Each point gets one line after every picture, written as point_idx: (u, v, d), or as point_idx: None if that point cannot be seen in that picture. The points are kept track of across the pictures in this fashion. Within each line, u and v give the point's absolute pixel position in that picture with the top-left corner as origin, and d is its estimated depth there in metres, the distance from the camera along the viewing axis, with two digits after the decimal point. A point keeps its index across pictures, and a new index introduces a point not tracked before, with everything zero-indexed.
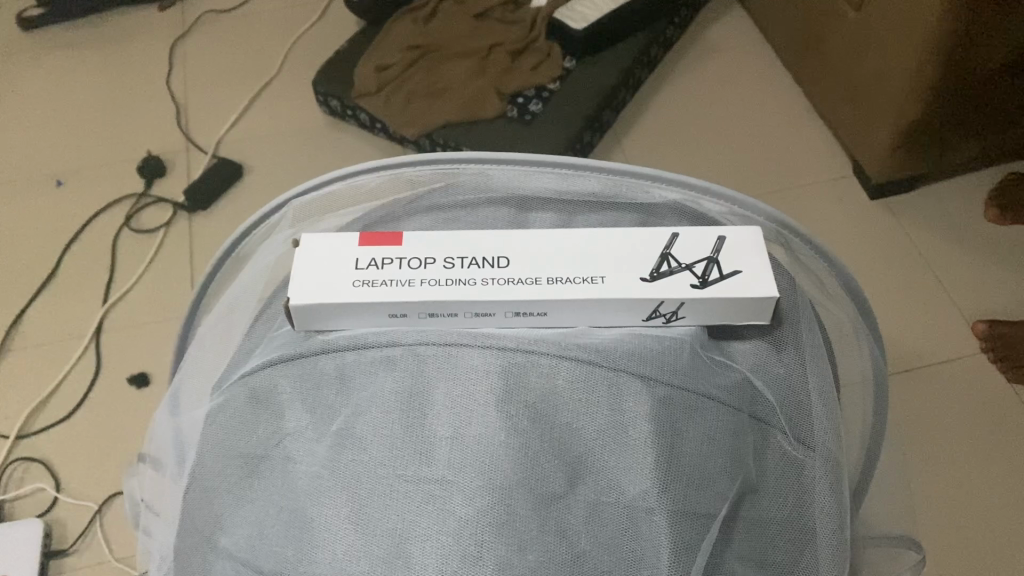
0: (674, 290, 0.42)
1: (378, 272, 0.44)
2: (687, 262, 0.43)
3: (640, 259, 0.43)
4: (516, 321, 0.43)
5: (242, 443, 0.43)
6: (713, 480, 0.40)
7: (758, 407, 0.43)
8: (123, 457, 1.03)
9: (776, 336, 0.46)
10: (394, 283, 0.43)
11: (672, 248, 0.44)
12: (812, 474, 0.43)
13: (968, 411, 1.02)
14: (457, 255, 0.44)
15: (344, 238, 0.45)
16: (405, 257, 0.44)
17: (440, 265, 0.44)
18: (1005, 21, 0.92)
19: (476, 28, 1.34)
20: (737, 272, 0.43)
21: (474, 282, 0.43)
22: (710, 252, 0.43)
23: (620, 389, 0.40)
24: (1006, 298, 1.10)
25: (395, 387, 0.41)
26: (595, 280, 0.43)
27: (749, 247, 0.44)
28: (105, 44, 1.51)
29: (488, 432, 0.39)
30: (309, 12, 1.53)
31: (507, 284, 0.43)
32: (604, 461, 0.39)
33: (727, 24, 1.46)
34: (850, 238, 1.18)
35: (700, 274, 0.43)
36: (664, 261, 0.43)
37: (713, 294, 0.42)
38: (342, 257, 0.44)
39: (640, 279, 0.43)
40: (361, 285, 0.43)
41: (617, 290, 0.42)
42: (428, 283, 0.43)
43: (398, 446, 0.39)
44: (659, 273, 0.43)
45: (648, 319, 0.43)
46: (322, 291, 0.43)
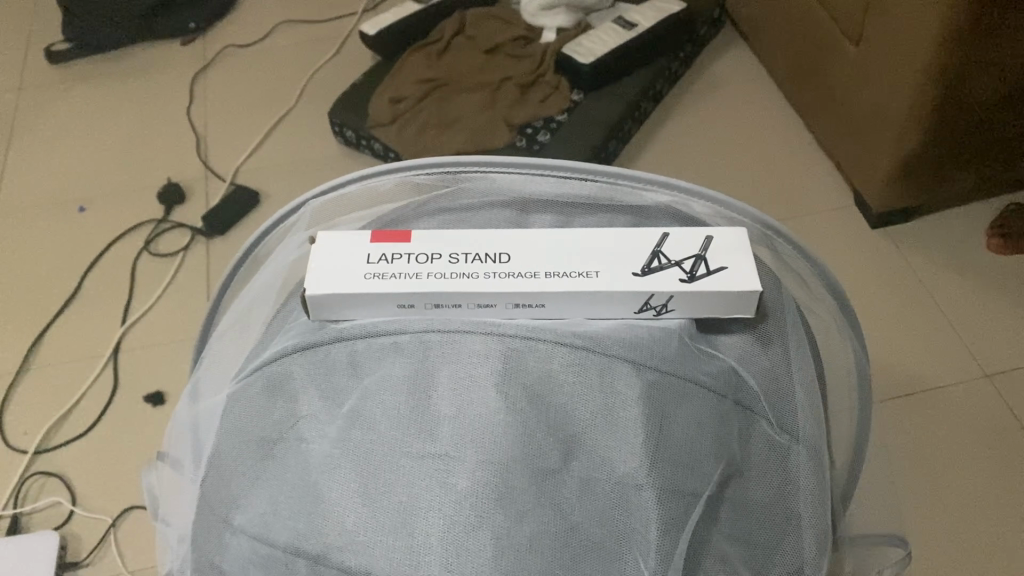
0: (665, 285, 0.45)
1: (386, 264, 0.47)
2: (675, 259, 0.46)
3: (633, 257, 0.46)
4: (517, 312, 0.46)
5: (258, 427, 0.46)
6: (699, 461, 0.42)
7: (741, 394, 0.46)
8: (138, 473, 1.05)
9: (763, 330, 0.49)
10: (403, 275, 0.46)
11: (662, 246, 0.47)
12: (795, 459, 0.46)
13: (964, 434, 1.04)
14: (463, 251, 0.47)
15: (355, 234, 0.48)
16: (413, 253, 0.47)
17: (446, 259, 0.47)
18: (1000, 54, 0.96)
19: (487, 62, 1.40)
20: (723, 269, 0.46)
21: (478, 275, 0.46)
22: (698, 250, 0.46)
23: (611, 374, 0.43)
24: (1001, 323, 1.12)
25: (402, 370, 0.43)
26: (590, 274, 0.46)
27: (736, 246, 0.47)
28: (126, 76, 1.57)
29: (489, 412, 0.42)
30: (326, 47, 1.59)
31: (507, 277, 0.46)
32: (595, 441, 0.41)
33: (731, 57, 1.51)
34: (847, 264, 1.21)
35: (689, 270, 0.46)
36: (655, 258, 0.46)
37: (701, 287, 0.45)
38: (352, 252, 0.47)
39: (633, 273, 0.46)
40: (371, 277, 0.46)
41: (613, 282, 0.45)
42: (434, 276, 0.46)
43: (403, 425, 0.42)
44: (650, 268, 0.46)
45: (639, 312, 0.46)
46: (335, 283, 0.46)
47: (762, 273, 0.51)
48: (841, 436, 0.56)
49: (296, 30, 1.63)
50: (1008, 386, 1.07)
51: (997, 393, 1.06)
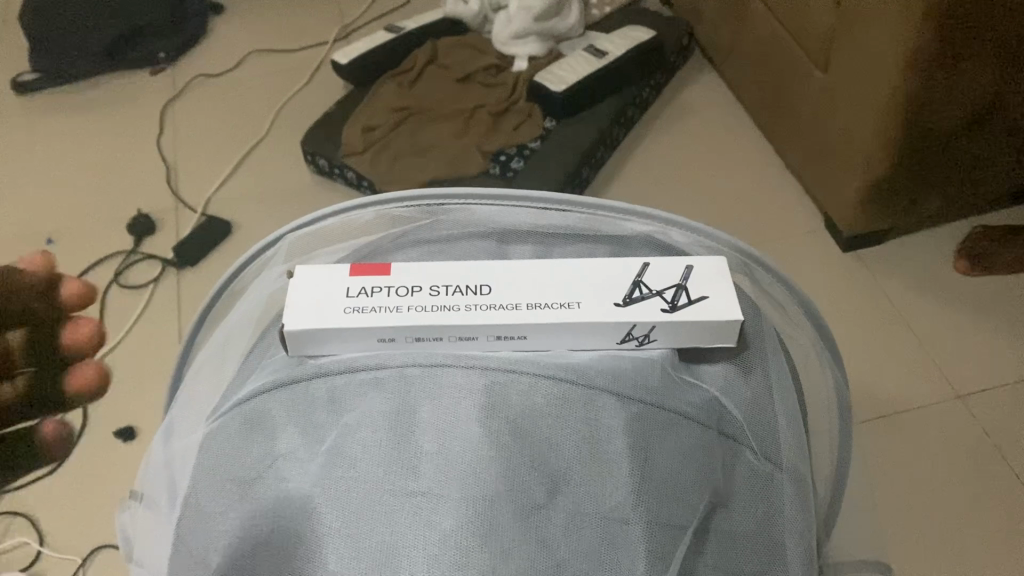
0: (647, 315, 0.45)
1: (365, 298, 0.46)
2: (657, 289, 0.46)
3: (614, 288, 0.46)
4: (498, 344, 0.46)
5: (235, 466, 0.45)
6: (685, 493, 0.42)
7: (725, 424, 0.45)
8: (109, 510, 1.03)
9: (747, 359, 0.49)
10: (382, 309, 0.46)
11: (644, 275, 0.47)
12: (778, 487, 0.46)
13: (939, 455, 1.04)
14: (442, 284, 0.47)
15: (334, 268, 0.48)
16: (393, 286, 0.47)
17: (427, 292, 0.47)
18: (963, 78, 0.98)
19: (459, 90, 1.41)
20: (703, 298, 0.46)
21: (460, 308, 0.46)
22: (679, 280, 0.47)
23: (595, 407, 0.43)
24: (971, 343, 1.14)
25: (383, 406, 0.43)
26: (572, 305, 0.46)
27: (717, 275, 0.47)
28: (94, 107, 1.55)
29: (472, 447, 0.41)
30: (299, 75, 1.59)
31: (488, 309, 0.46)
32: (580, 475, 0.41)
33: (701, 84, 1.53)
34: (820, 287, 1.22)
35: (670, 300, 0.46)
36: (637, 287, 0.46)
37: (682, 317, 0.45)
38: (330, 286, 0.47)
39: (615, 304, 0.46)
40: (349, 312, 0.46)
41: (597, 313, 0.45)
42: (415, 309, 0.46)
43: (385, 463, 0.41)
44: (632, 298, 0.46)
45: (622, 342, 0.46)
46: (314, 318, 0.46)
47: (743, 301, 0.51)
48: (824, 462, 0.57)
49: (267, 59, 1.63)
50: (979, 406, 1.08)
51: (970, 414, 1.08)
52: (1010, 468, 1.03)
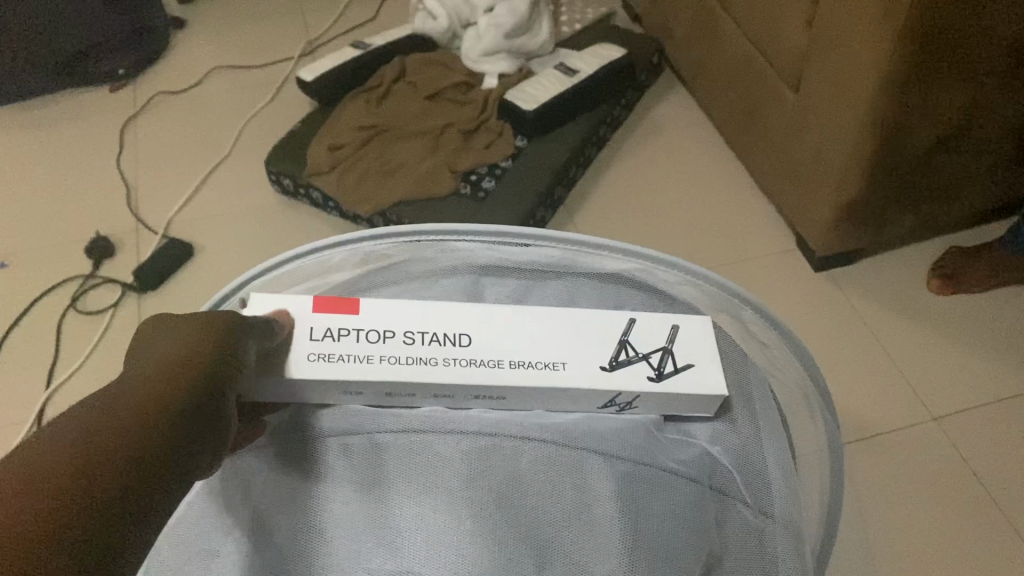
0: (633, 380, 0.47)
1: (334, 341, 0.48)
2: (644, 352, 0.49)
3: (598, 351, 0.49)
4: (478, 402, 0.48)
5: (213, 535, 0.45)
6: (677, 556, 0.43)
7: (715, 481, 0.46)
8: None
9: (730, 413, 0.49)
10: (353, 357, 0.48)
11: (630, 335, 0.49)
12: (774, 540, 0.46)
13: (918, 480, 1.03)
14: (417, 331, 0.49)
15: (299, 303, 0.50)
16: (362, 331, 0.49)
17: (401, 339, 0.49)
18: (936, 101, 0.97)
19: (428, 108, 1.38)
20: (688, 364, 0.48)
21: (437, 361, 0.47)
22: (665, 343, 0.49)
23: (583, 471, 0.44)
24: (946, 365, 1.13)
25: (371, 476, 0.44)
26: (556, 366, 0.48)
27: (701, 342, 0.50)
28: (49, 124, 1.50)
29: (459, 519, 0.42)
30: (262, 92, 1.55)
31: (472, 364, 0.47)
32: (568, 543, 0.42)
33: (673, 103, 1.52)
34: (795, 308, 1.21)
35: (656, 365, 0.48)
36: (623, 349, 0.49)
37: (668, 383, 0.47)
38: (300, 326, 0.49)
39: (601, 367, 0.48)
40: (316, 359, 0.48)
41: (576, 376, 0.47)
42: (388, 360, 0.48)
43: (375, 536, 0.43)
44: (618, 361, 0.48)
45: (603, 407, 0.48)
46: (285, 361, 0.47)
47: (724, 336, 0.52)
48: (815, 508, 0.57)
49: (231, 75, 1.58)
50: (956, 428, 1.07)
51: (947, 437, 1.07)
52: (988, 492, 1.02)
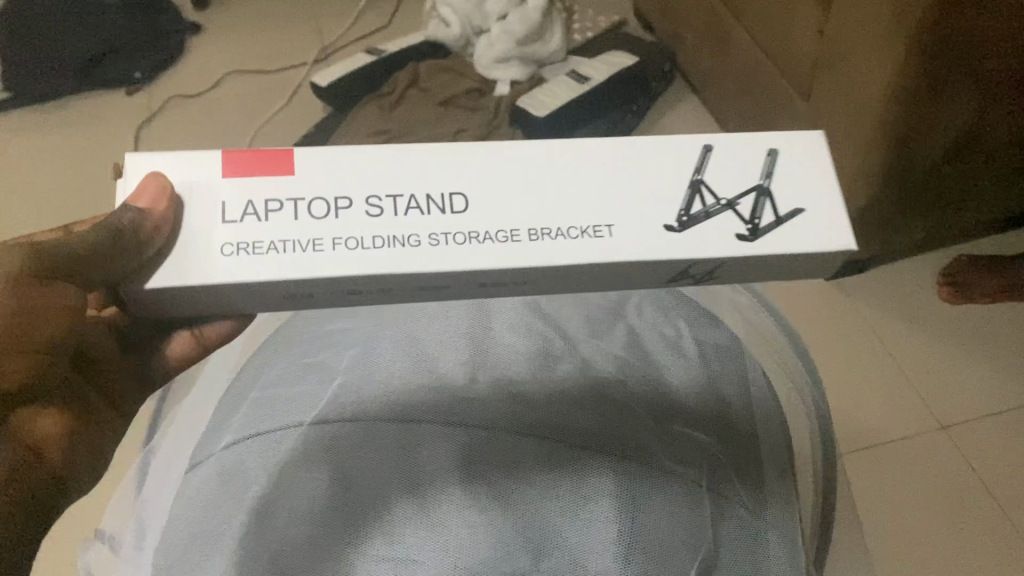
0: (724, 233, 0.45)
1: (262, 224, 0.43)
2: (730, 199, 0.46)
3: (666, 205, 0.45)
4: (480, 285, 0.45)
5: (219, 509, 0.51)
6: (670, 551, 0.47)
7: (711, 483, 0.51)
8: (70, 536, 0.94)
9: (806, 266, 0.48)
10: (306, 248, 0.43)
11: (710, 182, 0.46)
12: (767, 544, 0.51)
13: (927, 489, 1.03)
14: (378, 194, 0.44)
15: (204, 174, 0.45)
16: (306, 201, 0.44)
17: (361, 211, 0.44)
18: (948, 111, 0.97)
19: (440, 113, 1.39)
20: (798, 210, 0.46)
21: (420, 242, 0.43)
22: (758, 185, 0.46)
23: (583, 468, 0.49)
24: (956, 374, 1.13)
25: (388, 465, 0.49)
26: (605, 231, 0.45)
27: (796, 184, 0.47)
28: (65, 125, 1.50)
29: (463, 507, 0.47)
30: (274, 98, 1.56)
31: (449, 242, 0.44)
32: (567, 533, 0.46)
33: (684, 108, 1.51)
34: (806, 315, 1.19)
35: (750, 217, 0.45)
36: (704, 199, 0.46)
37: (764, 238, 0.45)
38: (212, 202, 0.44)
39: (676, 224, 0.45)
40: (234, 253, 0.43)
41: (607, 251, 0.44)
42: (344, 244, 0.43)
43: (381, 520, 0.47)
44: (697, 214, 0.45)
45: (674, 279, 0.48)
46: (197, 256, 0.43)
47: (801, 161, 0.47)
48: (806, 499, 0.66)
49: (245, 79, 1.59)
50: (963, 438, 1.07)
51: (956, 447, 1.07)
52: (996, 503, 1.02)
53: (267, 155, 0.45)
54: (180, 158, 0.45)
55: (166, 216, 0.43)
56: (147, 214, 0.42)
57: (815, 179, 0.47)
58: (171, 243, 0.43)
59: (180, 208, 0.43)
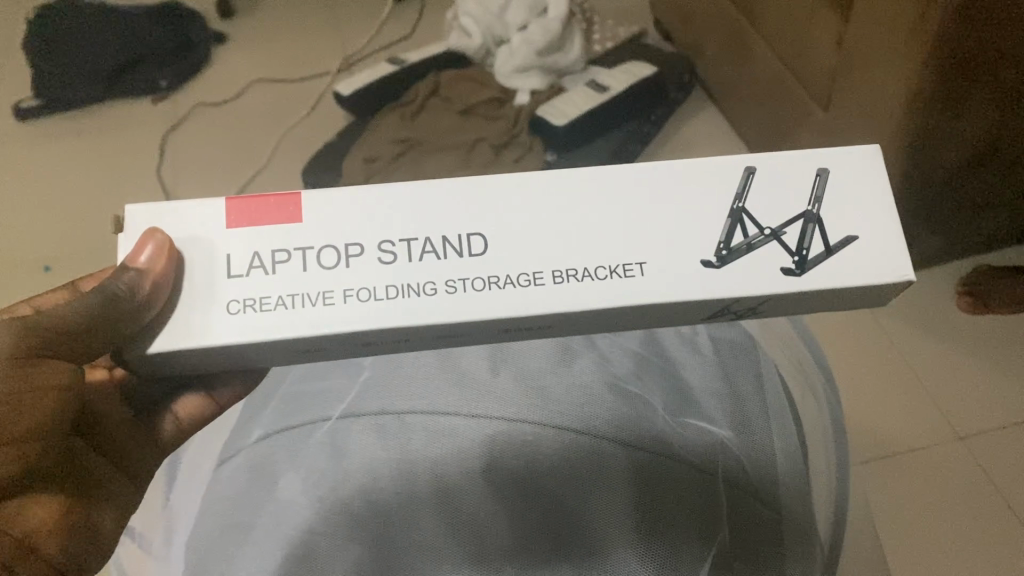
0: (766, 268, 0.44)
1: (268, 279, 0.44)
2: (777, 230, 0.45)
3: (705, 238, 0.45)
4: (503, 333, 0.45)
5: (248, 500, 0.54)
6: (687, 530, 0.50)
7: (730, 471, 0.54)
8: None
9: (851, 298, 0.47)
10: (314, 302, 0.43)
11: (755, 212, 0.45)
12: (782, 528, 0.54)
13: (941, 496, 1.04)
14: (390, 240, 0.44)
15: (204, 227, 0.44)
16: (316, 248, 0.44)
17: (374, 258, 0.44)
18: (968, 120, 0.97)
19: (460, 123, 1.41)
20: (851, 237, 0.45)
21: (438, 289, 0.43)
22: (805, 213, 0.45)
23: (601, 454, 0.53)
24: (974, 382, 1.13)
25: (416, 456, 0.54)
26: (635, 269, 0.44)
27: (844, 206, 0.46)
28: (93, 131, 1.54)
29: (482, 495, 0.52)
30: (297, 107, 1.58)
31: (462, 294, 0.43)
32: (585, 516, 0.50)
33: (703, 118, 1.52)
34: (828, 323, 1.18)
35: (797, 248, 0.45)
36: (748, 229, 0.45)
37: (812, 271, 0.44)
38: (215, 257, 0.44)
39: (718, 257, 0.44)
40: (240, 310, 0.43)
41: (634, 295, 0.44)
42: (354, 296, 0.43)
43: (406, 504, 0.51)
44: (740, 246, 0.45)
45: (717, 315, 0.48)
46: (201, 317, 0.43)
47: (851, 178, 0.46)
48: (825, 494, 0.68)
49: (269, 87, 1.61)
50: (980, 450, 1.07)
51: (972, 455, 1.07)
52: (1011, 511, 1.02)
53: (273, 202, 0.44)
54: (178, 207, 0.44)
55: (167, 272, 0.43)
56: (149, 270, 0.42)
57: (864, 199, 0.46)
58: (175, 297, 0.43)
59: (180, 262, 0.43)
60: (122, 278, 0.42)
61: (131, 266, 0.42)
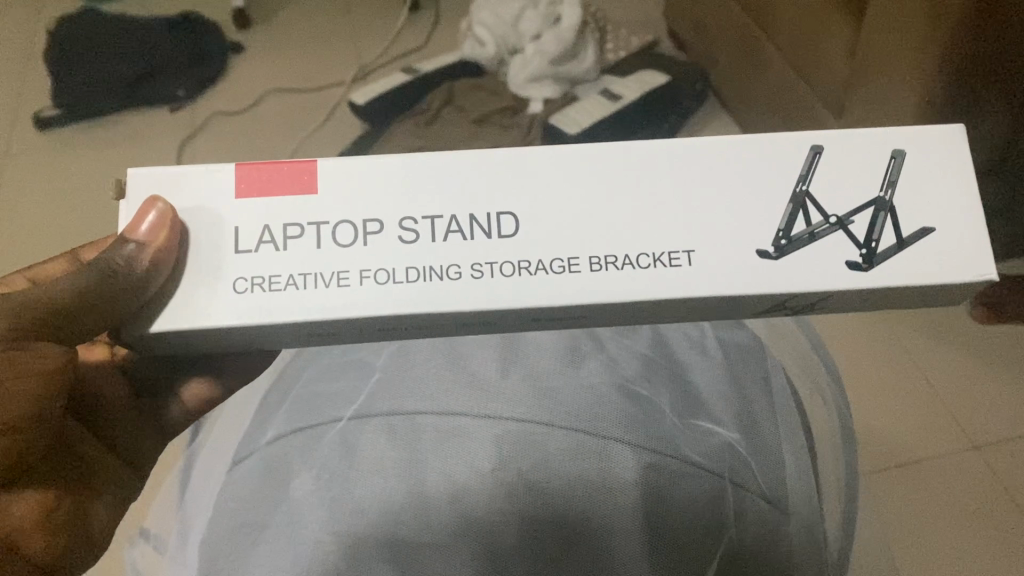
0: (828, 258, 0.45)
1: (280, 255, 0.44)
2: (844, 219, 0.45)
3: (767, 226, 0.45)
4: (524, 320, 0.46)
5: (259, 501, 0.55)
6: (693, 534, 0.51)
7: (735, 474, 0.55)
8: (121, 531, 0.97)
9: (908, 294, 0.47)
10: (326, 280, 0.44)
11: (824, 199, 0.45)
12: (786, 532, 0.55)
13: (956, 506, 1.03)
14: (411, 218, 0.45)
15: (216, 197, 0.45)
16: (331, 223, 0.45)
17: (395, 237, 0.44)
18: (991, 126, 0.96)
19: (475, 131, 1.42)
20: (924, 230, 0.45)
21: (462, 273, 0.44)
22: (877, 202, 0.46)
23: (609, 457, 0.54)
24: (988, 393, 1.12)
25: (425, 457, 0.54)
26: (685, 259, 0.45)
27: (918, 199, 0.46)
28: (113, 141, 1.55)
29: (491, 497, 0.52)
30: (313, 117, 1.59)
31: (479, 278, 0.44)
32: (593, 520, 0.51)
33: (718, 127, 1.52)
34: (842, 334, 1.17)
35: (865, 239, 0.45)
36: (813, 218, 0.45)
37: (881, 264, 0.45)
38: (224, 228, 0.44)
39: (782, 247, 0.45)
40: (249, 288, 0.44)
41: (673, 281, 0.44)
42: (371, 278, 0.44)
43: (415, 503, 0.52)
44: (804, 235, 0.45)
45: (770, 309, 0.48)
46: (208, 294, 0.44)
47: (923, 167, 0.46)
48: (834, 496, 0.69)
49: (286, 97, 1.63)
50: (994, 458, 1.07)
51: (986, 464, 1.06)
52: None
53: (286, 171, 0.45)
54: (186, 174, 0.45)
55: (172, 243, 0.43)
56: (151, 242, 0.42)
57: (941, 192, 0.46)
58: (180, 271, 0.44)
59: (184, 238, 0.44)
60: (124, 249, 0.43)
61: (133, 238, 0.42)
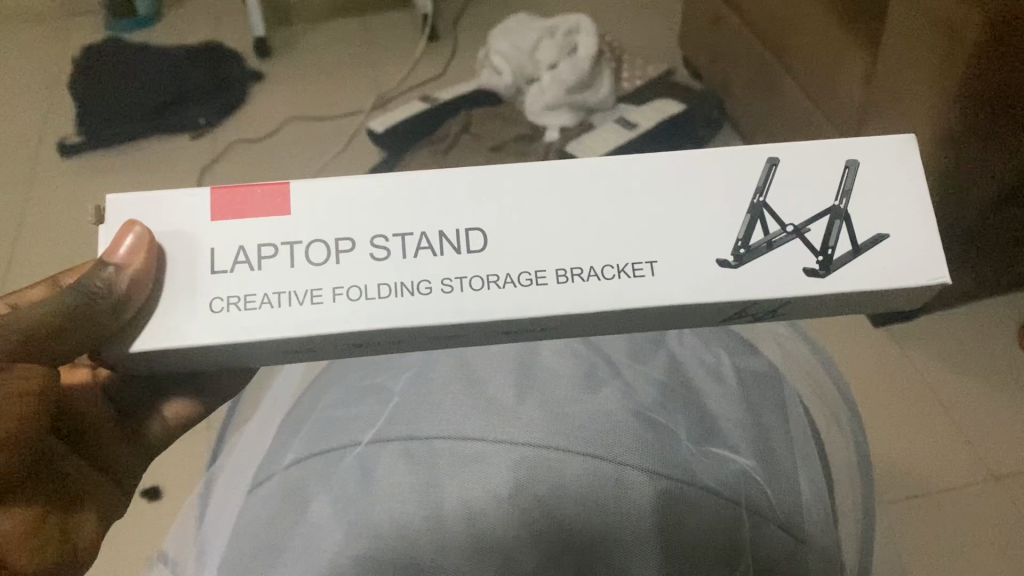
0: (791, 265, 0.45)
1: (255, 275, 0.45)
2: (799, 228, 0.46)
3: (726, 237, 0.46)
4: (499, 334, 0.47)
5: (275, 525, 0.56)
6: (710, 562, 0.51)
7: (752, 502, 0.55)
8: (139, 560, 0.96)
9: (883, 300, 0.47)
10: (300, 296, 0.45)
11: (779, 210, 0.46)
12: (804, 561, 0.55)
13: (978, 541, 1.01)
14: (382, 236, 0.46)
15: (192, 220, 0.46)
16: (302, 242, 0.45)
17: (367, 253, 0.45)
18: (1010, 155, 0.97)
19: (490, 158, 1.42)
20: (881, 236, 0.46)
21: (433, 288, 0.45)
22: (831, 211, 0.46)
23: (625, 483, 0.54)
24: (1011, 426, 1.11)
25: (441, 482, 0.55)
26: (646, 271, 0.45)
27: (881, 207, 0.46)
28: (133, 167, 1.57)
29: (508, 521, 0.53)
30: (332, 144, 1.61)
31: (449, 292, 0.45)
32: (609, 547, 0.51)
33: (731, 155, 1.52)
34: (863, 368, 1.17)
35: (822, 247, 0.45)
36: (769, 227, 0.46)
37: (839, 269, 0.45)
38: (198, 250, 0.45)
39: (739, 254, 0.45)
40: (223, 308, 0.44)
41: (637, 291, 0.45)
42: (343, 294, 0.45)
43: (431, 528, 0.52)
44: (760, 243, 0.45)
45: (735, 318, 0.49)
46: (183, 315, 0.44)
47: (881, 176, 0.47)
48: (853, 528, 0.69)
49: (304, 126, 1.64)
50: (1016, 491, 1.05)
51: (1009, 498, 1.05)
52: None
53: (257, 194, 0.46)
54: (162, 199, 0.46)
55: (150, 267, 0.44)
56: (128, 264, 0.43)
57: (902, 199, 0.46)
58: (157, 295, 0.45)
59: (161, 258, 0.45)
60: (100, 274, 0.43)
61: (110, 261, 0.43)
